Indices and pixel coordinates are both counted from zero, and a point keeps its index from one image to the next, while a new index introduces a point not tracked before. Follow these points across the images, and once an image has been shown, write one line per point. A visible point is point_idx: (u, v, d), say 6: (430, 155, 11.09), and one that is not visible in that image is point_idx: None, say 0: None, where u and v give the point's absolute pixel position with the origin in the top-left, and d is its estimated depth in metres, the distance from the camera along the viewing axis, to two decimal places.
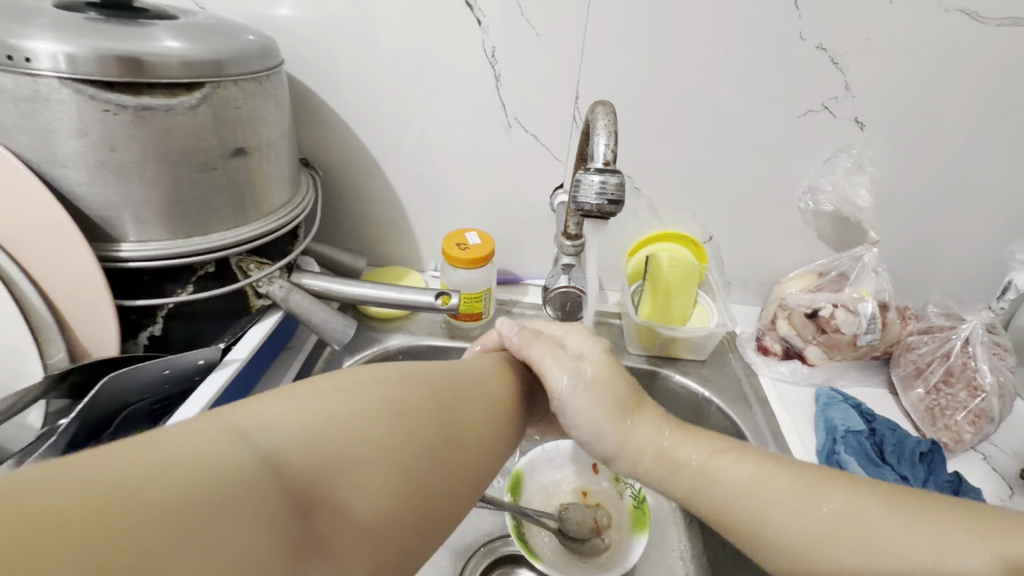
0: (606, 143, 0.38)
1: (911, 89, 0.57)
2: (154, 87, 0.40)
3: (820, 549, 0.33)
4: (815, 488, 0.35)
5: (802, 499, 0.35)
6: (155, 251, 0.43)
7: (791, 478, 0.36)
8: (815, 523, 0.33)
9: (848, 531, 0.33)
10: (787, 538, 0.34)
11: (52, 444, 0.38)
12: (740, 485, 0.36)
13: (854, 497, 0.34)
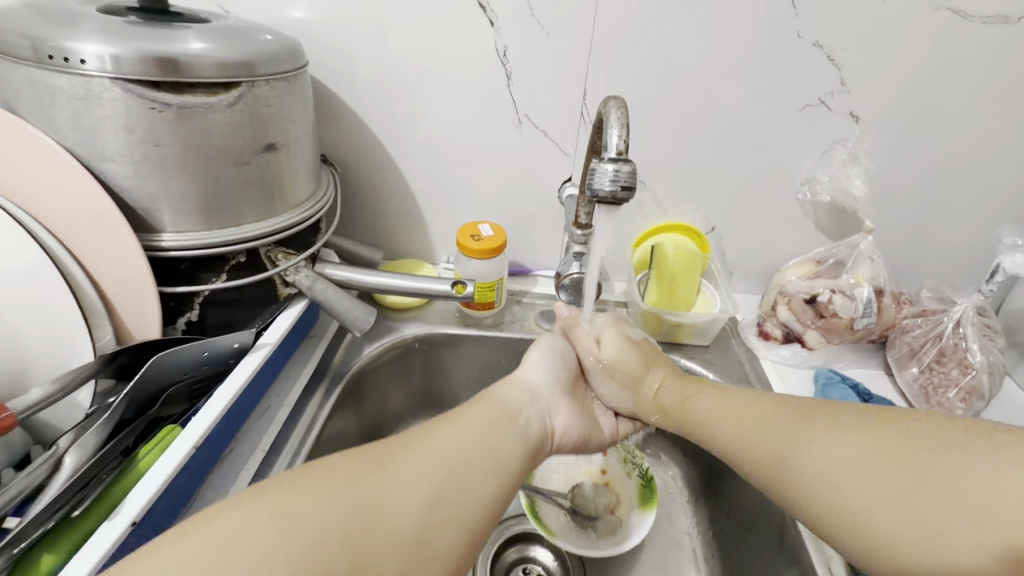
0: (618, 135, 0.41)
1: (903, 83, 0.60)
2: (195, 86, 0.42)
3: (768, 454, 0.42)
4: (774, 413, 0.44)
5: (756, 421, 0.44)
6: (193, 240, 0.46)
7: (757, 407, 0.45)
8: (761, 439, 0.43)
9: (785, 446, 0.41)
10: (741, 447, 0.44)
11: (106, 418, 0.41)
12: (705, 414, 0.47)
13: (801, 419, 0.42)
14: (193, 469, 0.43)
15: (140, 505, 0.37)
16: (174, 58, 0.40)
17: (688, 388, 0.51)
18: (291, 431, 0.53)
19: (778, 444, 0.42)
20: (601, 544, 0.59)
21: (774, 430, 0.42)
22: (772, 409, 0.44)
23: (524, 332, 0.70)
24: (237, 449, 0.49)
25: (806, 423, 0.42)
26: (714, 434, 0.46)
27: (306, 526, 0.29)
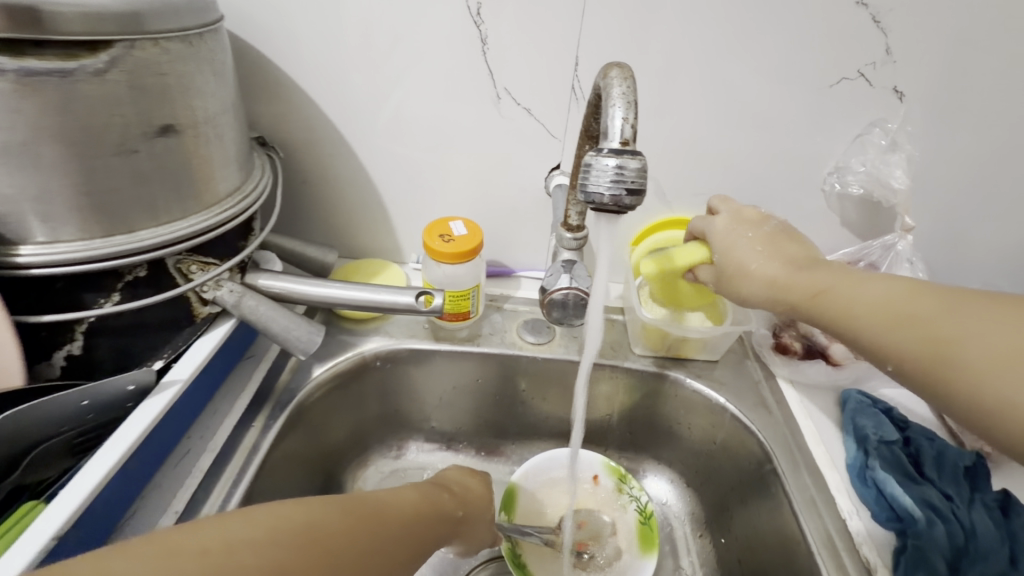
0: (624, 116, 0.30)
1: (961, 51, 0.50)
2: (44, 46, 0.31)
3: (915, 320, 0.37)
4: (907, 287, 0.39)
5: (929, 303, 0.37)
6: (65, 253, 0.35)
7: (881, 280, 0.40)
8: (900, 306, 0.38)
9: (940, 324, 0.36)
10: (867, 310, 0.39)
11: None
12: (853, 296, 0.40)
13: (946, 297, 0.37)
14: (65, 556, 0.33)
15: None
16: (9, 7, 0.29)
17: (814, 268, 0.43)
18: (216, 483, 0.43)
19: (934, 321, 0.36)
20: None
21: (923, 310, 0.37)
22: (914, 287, 0.39)
23: (504, 347, 0.60)
24: (139, 515, 0.40)
25: (966, 307, 0.36)
26: (849, 308, 0.40)
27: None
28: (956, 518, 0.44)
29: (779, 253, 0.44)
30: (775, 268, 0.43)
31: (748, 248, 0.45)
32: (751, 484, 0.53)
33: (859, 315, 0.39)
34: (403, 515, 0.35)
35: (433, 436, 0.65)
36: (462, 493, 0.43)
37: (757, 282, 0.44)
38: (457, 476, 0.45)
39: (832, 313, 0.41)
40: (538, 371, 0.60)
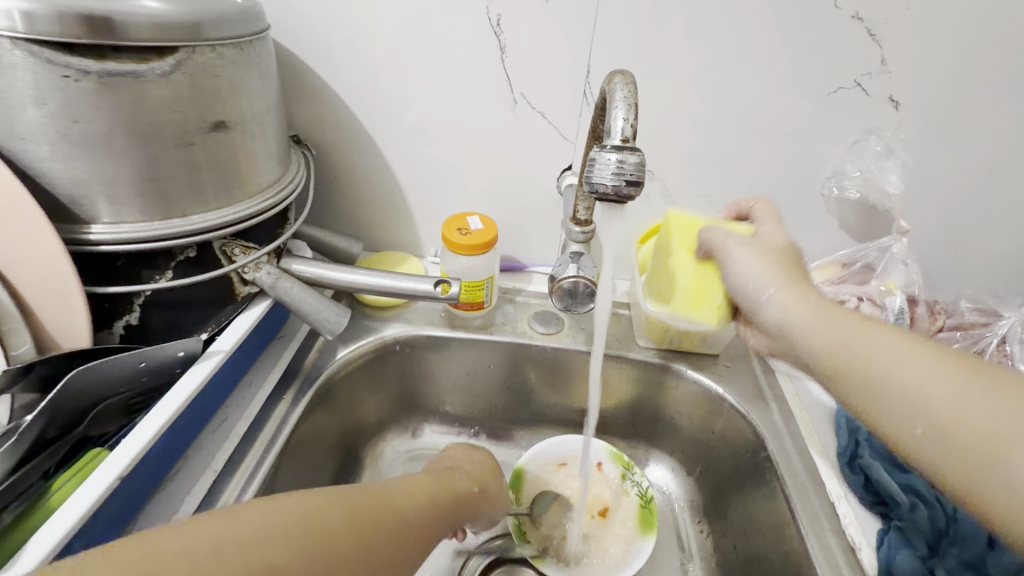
0: (625, 117, 0.34)
1: (954, 64, 0.53)
2: (120, 50, 0.35)
3: (957, 420, 0.35)
4: (966, 375, 0.37)
5: (983, 403, 0.35)
6: (129, 233, 0.40)
7: (935, 364, 0.38)
8: (945, 400, 0.36)
9: (987, 431, 0.34)
10: (910, 399, 0.38)
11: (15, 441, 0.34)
12: (910, 373, 0.38)
13: (1003, 395, 0.35)
14: (124, 498, 0.38)
15: (44, 551, 0.32)
16: (91, 16, 0.34)
17: (863, 338, 0.41)
18: (250, 447, 0.48)
19: (1000, 421, 0.34)
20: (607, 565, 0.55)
21: (991, 408, 0.35)
22: (974, 377, 0.36)
23: (516, 336, 0.63)
24: (184, 470, 0.44)
25: None
26: (904, 385, 0.38)
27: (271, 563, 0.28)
28: (940, 504, 0.46)
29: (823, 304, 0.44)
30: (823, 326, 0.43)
31: (802, 299, 0.45)
32: (747, 470, 0.56)
33: (916, 394, 0.37)
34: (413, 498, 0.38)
35: (446, 420, 0.69)
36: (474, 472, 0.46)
37: (794, 329, 0.44)
38: (463, 458, 0.48)
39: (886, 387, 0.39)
40: (547, 360, 0.64)
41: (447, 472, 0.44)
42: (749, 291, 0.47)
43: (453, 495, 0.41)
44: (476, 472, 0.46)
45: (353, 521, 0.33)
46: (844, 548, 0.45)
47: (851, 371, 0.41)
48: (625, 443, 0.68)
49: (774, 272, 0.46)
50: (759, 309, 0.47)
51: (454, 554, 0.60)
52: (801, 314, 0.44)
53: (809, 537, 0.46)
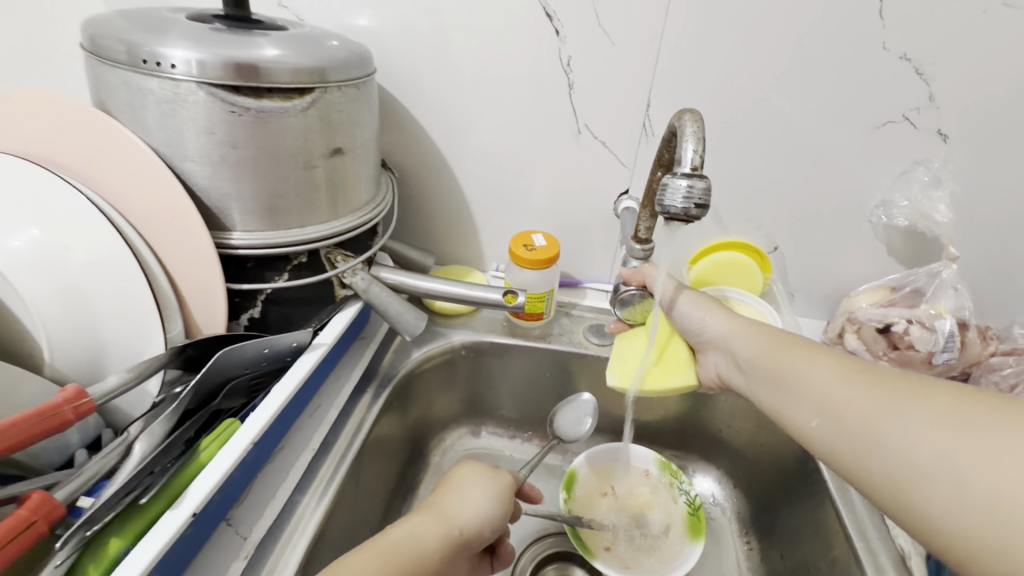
0: (694, 149, 0.39)
1: (1003, 99, 0.55)
2: (274, 91, 0.43)
3: (845, 409, 0.40)
4: (854, 373, 0.42)
5: (862, 393, 0.40)
6: (261, 239, 0.47)
7: (832, 367, 0.43)
8: (838, 394, 0.41)
9: (867, 417, 0.39)
10: (811, 394, 0.43)
11: (175, 406, 0.41)
12: (807, 369, 0.44)
13: (881, 385, 0.40)
14: (249, 463, 0.44)
15: (203, 494, 0.37)
16: (250, 65, 0.41)
17: (782, 351, 0.47)
18: (340, 432, 0.54)
19: (874, 404, 0.39)
20: (672, 559, 0.58)
21: (866, 390, 0.40)
22: (863, 374, 0.41)
23: (572, 345, 0.68)
24: (288, 447, 0.50)
25: (907, 393, 0.38)
26: (802, 381, 0.44)
27: None
28: None
29: (751, 329, 0.50)
30: (751, 343, 0.49)
31: (715, 318, 0.52)
32: (795, 481, 0.58)
33: (811, 386, 0.43)
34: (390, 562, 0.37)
35: (503, 423, 0.74)
36: (450, 523, 0.42)
37: (733, 342, 0.50)
38: (444, 508, 0.43)
39: (792, 386, 0.45)
40: (600, 369, 0.68)
41: (410, 537, 0.39)
42: (692, 318, 0.54)
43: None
44: (454, 523, 0.42)
45: None
46: (894, 558, 0.47)
47: (771, 378, 0.47)
48: (673, 453, 0.71)
49: (710, 307, 0.53)
50: (699, 329, 0.53)
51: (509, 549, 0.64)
52: (738, 332, 0.50)
53: (859, 543, 0.48)
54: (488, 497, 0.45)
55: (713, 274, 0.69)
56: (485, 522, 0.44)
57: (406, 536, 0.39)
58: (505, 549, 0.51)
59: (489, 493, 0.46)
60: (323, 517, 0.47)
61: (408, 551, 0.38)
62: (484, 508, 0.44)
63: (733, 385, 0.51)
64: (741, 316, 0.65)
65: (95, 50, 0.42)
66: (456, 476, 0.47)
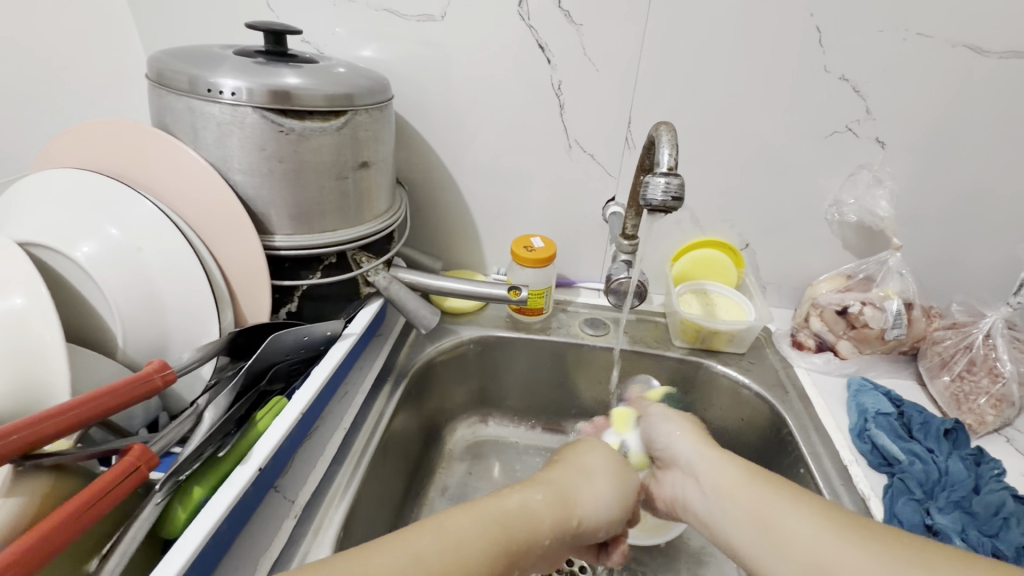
0: (669, 153, 0.48)
1: (928, 111, 0.65)
2: (313, 114, 0.50)
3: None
4: (846, 529, 0.37)
5: (862, 557, 0.35)
6: (299, 241, 0.54)
7: (817, 520, 0.38)
8: (829, 556, 0.36)
9: None
10: (797, 548, 0.38)
11: (236, 381, 0.48)
12: (791, 520, 0.39)
13: (879, 548, 0.35)
14: (299, 433, 0.50)
15: (266, 452, 0.44)
16: (289, 91, 0.48)
17: (759, 489, 0.43)
18: (367, 413, 0.60)
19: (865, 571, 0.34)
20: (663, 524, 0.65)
21: (857, 558, 0.35)
22: (855, 532, 0.37)
23: (569, 337, 0.75)
24: (322, 427, 0.56)
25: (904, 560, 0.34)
26: (782, 533, 0.39)
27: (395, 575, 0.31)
28: (934, 462, 0.55)
29: (732, 463, 0.47)
30: (723, 474, 0.46)
31: (683, 439, 0.52)
32: (773, 446, 0.65)
33: (795, 540, 0.38)
34: (517, 524, 0.37)
35: (508, 412, 0.80)
36: (565, 506, 0.41)
37: (698, 467, 0.48)
38: (562, 487, 0.42)
39: (772, 535, 0.39)
40: (595, 358, 0.75)
41: (524, 508, 0.38)
42: (664, 432, 0.54)
43: (511, 545, 0.36)
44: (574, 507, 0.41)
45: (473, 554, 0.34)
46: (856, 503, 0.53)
47: (743, 519, 0.42)
48: None
49: (681, 422, 0.54)
50: (668, 442, 0.53)
51: None
52: (709, 461, 0.48)
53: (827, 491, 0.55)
54: (614, 487, 0.45)
55: (692, 270, 0.77)
56: (602, 522, 0.43)
57: (521, 505, 0.39)
58: (619, 548, 0.48)
59: (610, 491, 0.45)
60: (357, 486, 0.52)
61: (517, 519, 0.37)
62: (612, 495, 0.44)
63: (686, 510, 0.49)
64: (719, 306, 0.74)
65: (162, 80, 0.49)
66: (586, 462, 0.46)
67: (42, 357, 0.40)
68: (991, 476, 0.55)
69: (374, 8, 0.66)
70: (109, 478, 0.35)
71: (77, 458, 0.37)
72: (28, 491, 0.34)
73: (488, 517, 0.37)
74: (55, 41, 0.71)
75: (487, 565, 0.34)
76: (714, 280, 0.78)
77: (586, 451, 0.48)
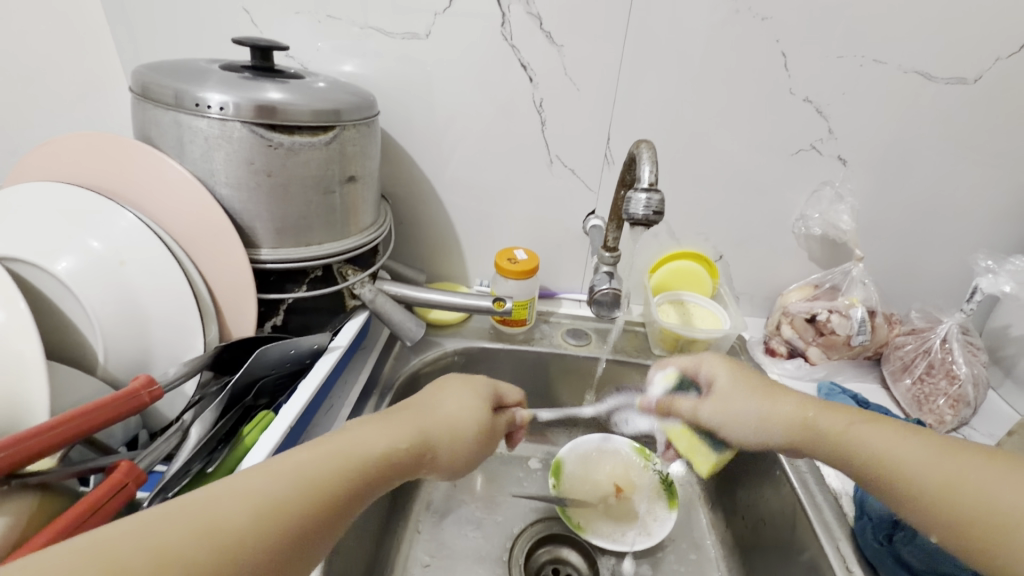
0: (650, 169, 0.50)
1: (882, 132, 0.70)
2: (302, 128, 0.50)
3: (900, 466, 0.42)
4: (880, 427, 0.45)
5: (914, 445, 0.43)
6: (285, 255, 0.54)
7: (876, 424, 0.46)
8: (885, 445, 0.44)
9: (918, 461, 0.42)
10: (852, 446, 0.45)
11: (221, 398, 0.48)
12: (845, 423, 0.47)
13: (963, 460, 0.40)
14: (288, 446, 0.49)
15: (256, 467, 0.43)
16: (275, 106, 0.48)
17: (830, 411, 0.48)
18: (355, 424, 0.60)
19: (917, 458, 0.42)
20: (652, 527, 0.66)
21: (901, 449, 0.43)
22: (894, 428, 0.45)
23: (552, 347, 0.77)
24: (308, 441, 0.55)
25: (940, 446, 0.42)
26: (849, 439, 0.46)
27: (230, 525, 0.29)
28: None
29: (798, 402, 0.49)
30: (790, 408, 0.49)
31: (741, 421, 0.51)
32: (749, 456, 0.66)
33: (843, 435, 0.46)
34: (356, 461, 0.37)
35: None
36: (411, 446, 0.41)
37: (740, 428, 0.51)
38: (413, 430, 0.42)
39: (843, 443, 0.46)
40: (578, 368, 0.77)
41: (356, 440, 0.38)
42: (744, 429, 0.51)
43: (354, 477, 0.36)
44: (411, 436, 0.42)
45: (331, 476, 0.35)
46: (833, 509, 0.55)
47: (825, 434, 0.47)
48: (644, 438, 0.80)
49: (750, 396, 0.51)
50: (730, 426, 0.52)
51: (501, 539, 0.67)
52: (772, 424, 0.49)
53: (802, 494, 0.56)
54: (452, 407, 0.47)
55: (670, 281, 0.80)
56: (449, 451, 0.45)
57: (364, 442, 0.38)
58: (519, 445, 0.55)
59: (454, 423, 0.46)
60: None
61: (356, 449, 0.37)
62: (453, 420, 0.46)
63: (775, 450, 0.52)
64: (696, 315, 0.77)
65: (147, 94, 0.49)
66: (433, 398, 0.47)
67: (22, 374, 0.40)
68: None
69: (358, 25, 0.67)
70: (95, 497, 0.35)
71: (62, 476, 0.37)
72: (14, 511, 0.34)
73: (337, 449, 0.36)
74: (28, 51, 0.70)
75: (337, 494, 0.34)
76: (692, 288, 0.80)
77: (435, 404, 0.47)
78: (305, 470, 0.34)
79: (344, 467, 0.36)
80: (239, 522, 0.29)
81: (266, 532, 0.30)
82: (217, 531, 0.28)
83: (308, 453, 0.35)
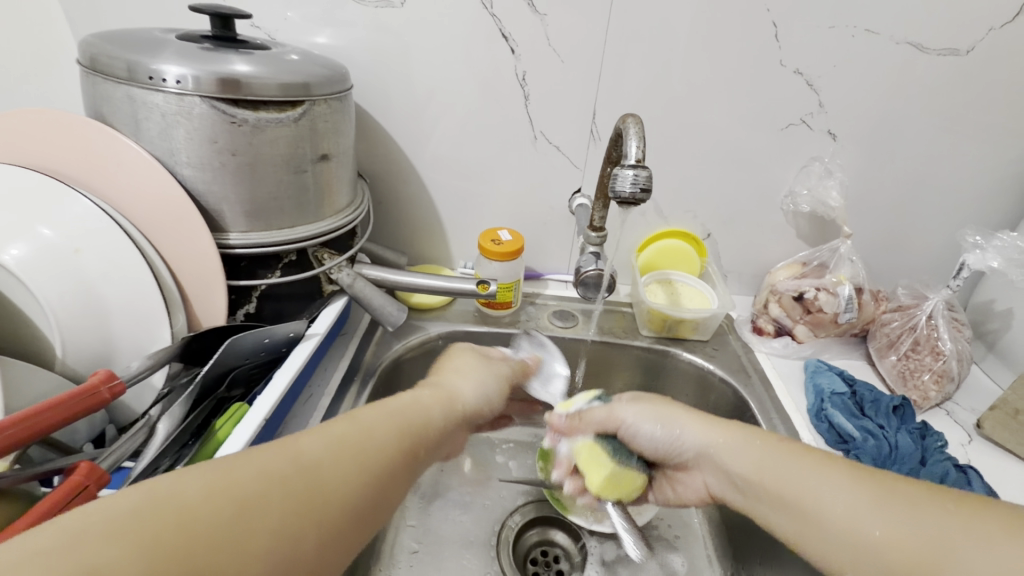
0: (637, 145, 0.48)
1: (873, 105, 0.68)
2: (268, 104, 0.47)
3: (836, 518, 0.37)
4: (827, 465, 0.40)
5: (851, 489, 0.38)
6: (256, 239, 0.51)
7: (823, 467, 0.40)
8: (822, 495, 0.39)
9: (851, 513, 0.37)
10: (796, 496, 0.40)
11: (189, 391, 0.46)
12: (786, 467, 0.41)
13: (910, 507, 0.36)
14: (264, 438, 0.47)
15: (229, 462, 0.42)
16: (239, 80, 0.44)
17: (770, 450, 0.43)
18: (336, 412, 0.58)
19: (852, 514, 0.37)
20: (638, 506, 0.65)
21: (843, 498, 0.38)
22: (844, 472, 0.39)
23: (538, 329, 0.75)
24: (286, 431, 0.54)
25: (885, 493, 0.37)
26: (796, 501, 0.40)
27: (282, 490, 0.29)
28: (885, 436, 0.59)
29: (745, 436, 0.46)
30: (742, 454, 0.45)
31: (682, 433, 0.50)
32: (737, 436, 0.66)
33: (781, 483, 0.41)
34: (404, 429, 0.39)
35: None
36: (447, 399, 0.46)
37: (722, 458, 0.46)
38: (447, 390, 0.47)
39: (780, 490, 0.41)
40: (565, 350, 0.76)
41: (413, 403, 0.42)
42: (659, 438, 0.51)
43: (413, 433, 0.39)
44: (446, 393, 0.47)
45: (386, 444, 0.36)
46: None
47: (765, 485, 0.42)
48: None
49: (679, 413, 0.50)
50: (677, 443, 0.50)
51: (490, 523, 0.67)
52: (714, 440, 0.47)
53: None
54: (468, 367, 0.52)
55: (657, 260, 0.79)
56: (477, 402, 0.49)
57: (413, 401, 0.42)
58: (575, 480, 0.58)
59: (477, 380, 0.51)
60: None
61: (414, 412, 0.41)
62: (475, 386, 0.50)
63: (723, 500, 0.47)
64: (684, 295, 0.76)
65: (97, 67, 0.45)
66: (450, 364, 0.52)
67: None
68: (937, 448, 0.58)
69: None
70: (51, 503, 0.33)
71: (17, 480, 0.35)
72: None
73: (389, 411, 0.39)
74: None
75: (389, 453, 0.36)
76: (681, 267, 0.79)
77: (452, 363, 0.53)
78: (352, 435, 0.35)
79: (394, 434, 0.38)
80: (284, 490, 0.29)
81: (309, 499, 0.30)
82: (271, 493, 0.28)
83: (354, 424, 0.36)
